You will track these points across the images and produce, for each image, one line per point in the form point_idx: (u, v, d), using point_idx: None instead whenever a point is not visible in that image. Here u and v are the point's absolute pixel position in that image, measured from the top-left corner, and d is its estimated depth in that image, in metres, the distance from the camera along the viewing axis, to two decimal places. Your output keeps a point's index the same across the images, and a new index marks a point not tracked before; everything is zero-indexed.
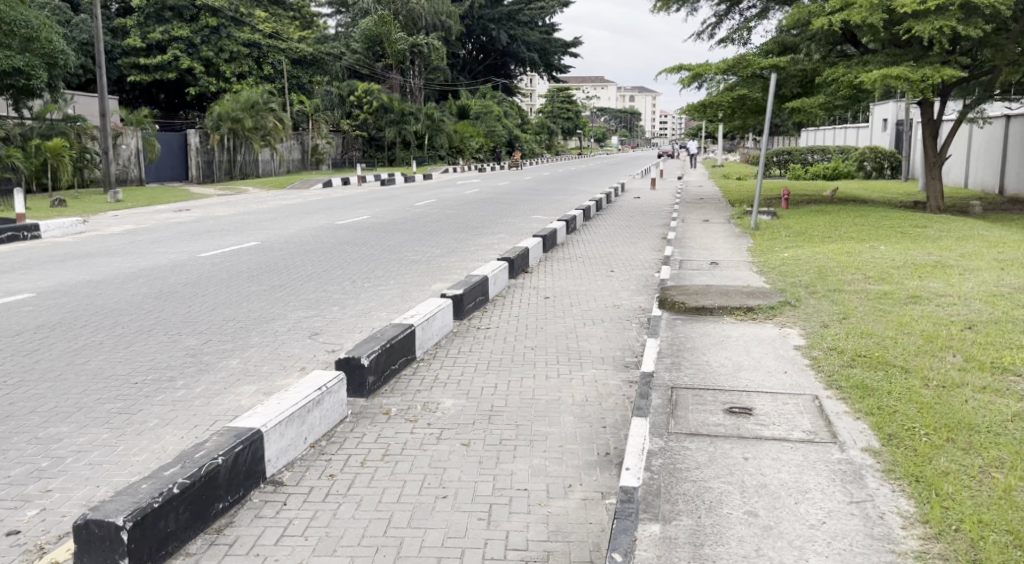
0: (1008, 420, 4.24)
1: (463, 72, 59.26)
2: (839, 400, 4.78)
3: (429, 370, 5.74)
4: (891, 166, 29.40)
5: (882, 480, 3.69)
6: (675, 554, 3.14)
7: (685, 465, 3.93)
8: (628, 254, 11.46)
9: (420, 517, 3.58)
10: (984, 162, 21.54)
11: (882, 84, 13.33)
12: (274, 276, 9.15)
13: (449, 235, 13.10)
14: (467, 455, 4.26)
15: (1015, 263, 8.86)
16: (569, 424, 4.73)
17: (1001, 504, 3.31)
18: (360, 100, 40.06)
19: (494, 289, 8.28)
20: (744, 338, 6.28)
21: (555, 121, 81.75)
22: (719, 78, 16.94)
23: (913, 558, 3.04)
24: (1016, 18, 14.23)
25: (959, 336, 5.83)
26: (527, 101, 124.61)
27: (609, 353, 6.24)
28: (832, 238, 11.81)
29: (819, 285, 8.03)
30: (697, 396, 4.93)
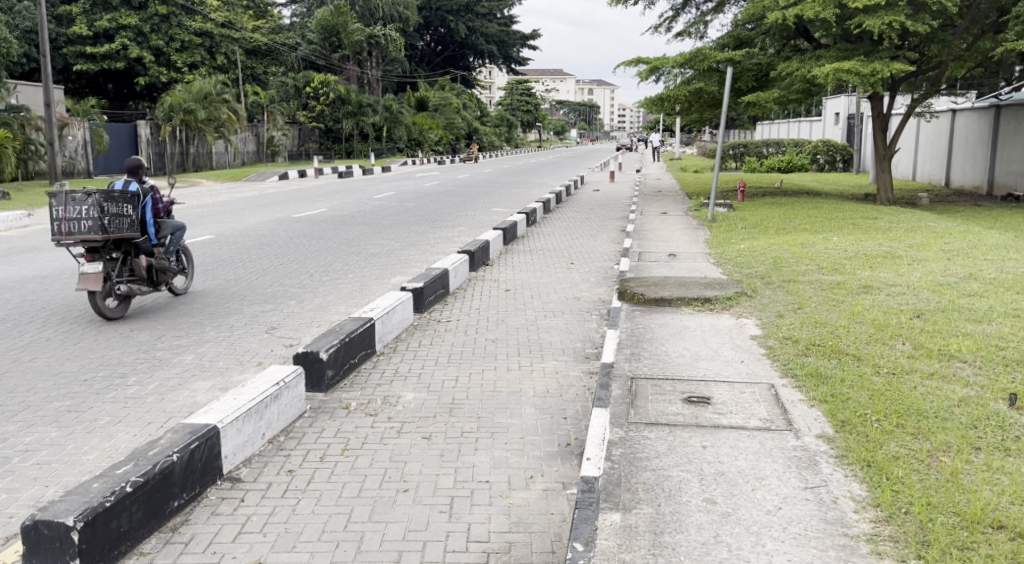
0: (956, 405, 4.35)
1: (421, 63, 58.82)
2: (795, 388, 4.87)
3: (389, 364, 5.70)
4: (843, 159, 29.97)
5: (836, 465, 3.77)
6: (634, 543, 3.17)
7: (645, 454, 3.97)
8: (588, 246, 11.52)
9: (381, 511, 3.57)
10: (931, 155, 22.10)
11: (834, 78, 13.59)
12: (229, 270, 9.00)
13: (408, 228, 13.03)
14: (428, 448, 4.25)
15: (962, 254, 9.11)
16: (530, 415, 4.75)
17: (949, 486, 3.42)
18: (317, 91, 39.07)
19: (455, 282, 8.26)
20: (701, 328, 6.36)
21: (515, 114, 81.83)
22: (677, 71, 17.12)
23: (865, 541, 3.11)
24: (962, 14, 14.57)
25: (908, 324, 5.99)
26: (485, 93, 124.46)
27: (570, 345, 6.27)
28: (786, 229, 12.01)
29: (775, 276, 8.16)
30: (656, 386, 4.98)
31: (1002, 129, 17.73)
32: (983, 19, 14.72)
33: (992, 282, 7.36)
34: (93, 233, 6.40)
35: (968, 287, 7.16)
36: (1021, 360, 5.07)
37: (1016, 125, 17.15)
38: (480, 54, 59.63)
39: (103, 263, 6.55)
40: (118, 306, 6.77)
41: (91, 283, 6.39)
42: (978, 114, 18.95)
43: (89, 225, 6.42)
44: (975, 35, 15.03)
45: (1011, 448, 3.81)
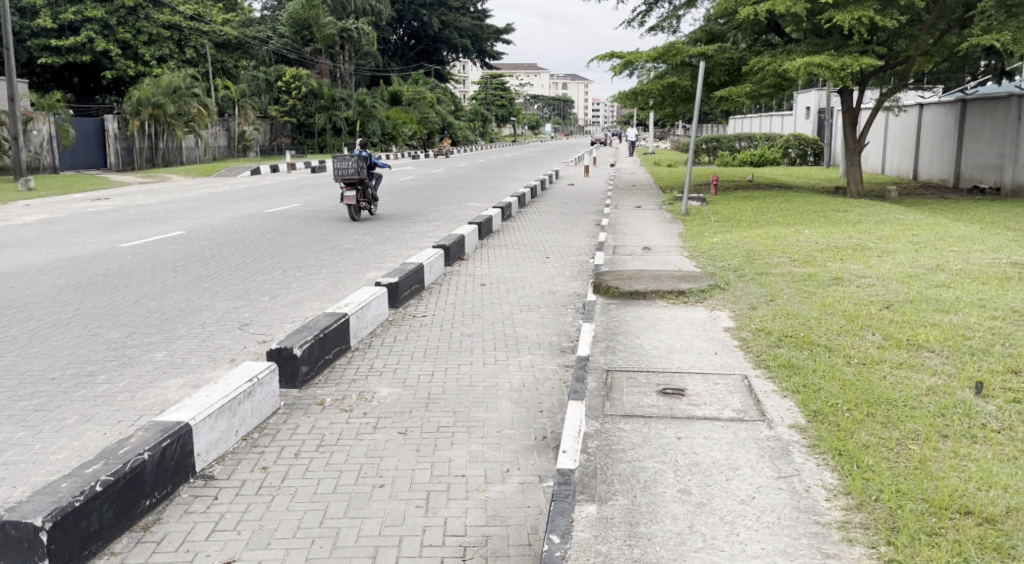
0: (924, 394, 4.43)
1: (395, 58, 58.54)
2: (768, 378, 4.93)
3: (364, 359, 5.68)
4: (814, 152, 30.34)
5: (808, 455, 3.82)
6: (611, 533, 3.19)
7: (620, 446, 3.99)
8: (563, 240, 11.55)
9: (357, 506, 3.56)
10: (899, 149, 22.42)
11: (805, 72, 13.72)
12: (200, 266, 8.91)
13: (382, 223, 12.98)
14: (403, 443, 4.24)
15: (930, 245, 9.26)
16: (505, 409, 4.76)
17: (918, 474, 3.47)
18: (289, 85, 39.18)
19: (430, 277, 8.24)
20: (675, 321, 6.40)
21: (489, 108, 81.73)
22: (650, 66, 17.16)
23: (837, 528, 3.16)
24: (929, 9, 14.77)
25: (877, 315, 6.08)
26: (459, 88, 124.12)
27: (546, 339, 6.28)
28: (759, 223, 12.12)
29: (747, 268, 8.24)
30: (631, 379, 5.01)
31: (968, 122, 18.02)
32: (950, 14, 14.89)
33: (960, 273, 7.49)
34: (355, 174, 12.91)
35: (935, 278, 7.28)
36: (986, 348, 5.17)
37: (981, 118, 17.43)
38: (453, 48, 59.44)
39: (354, 190, 13.00)
40: (356, 214, 13.18)
41: (350, 199, 12.89)
42: (945, 108, 19.25)
43: (353, 170, 12.96)
44: (941, 31, 15.21)
45: (977, 436, 3.88)
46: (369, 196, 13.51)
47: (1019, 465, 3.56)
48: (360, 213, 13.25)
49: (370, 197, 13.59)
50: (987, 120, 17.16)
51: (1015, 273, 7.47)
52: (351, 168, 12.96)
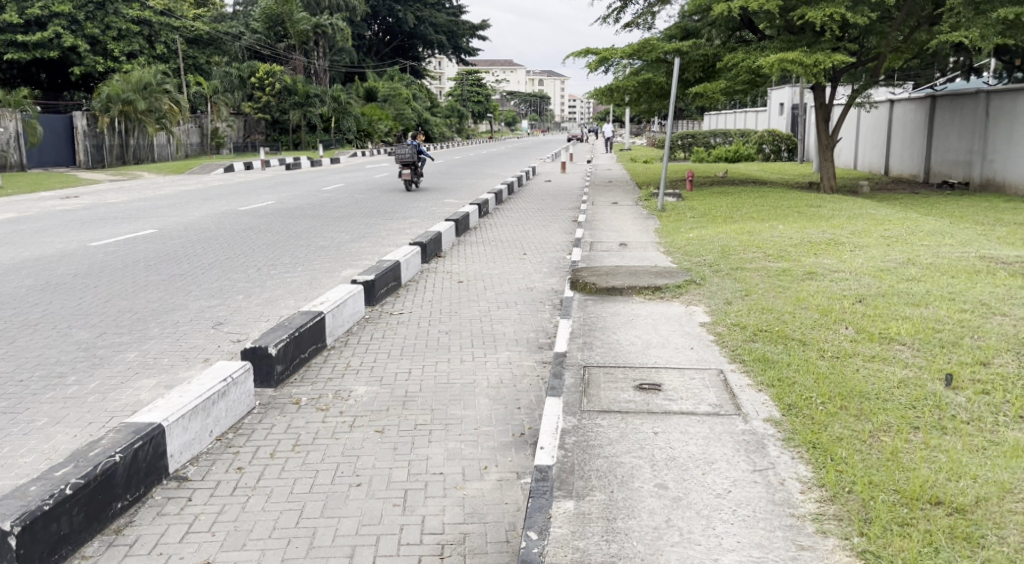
0: (896, 386, 4.49)
1: (370, 53, 58.22)
2: (743, 372, 4.97)
3: (340, 358, 5.65)
4: (788, 148, 30.61)
5: (783, 448, 3.85)
6: (589, 529, 3.20)
7: (598, 442, 4.01)
8: (540, 237, 11.57)
9: (333, 506, 3.54)
10: (870, 144, 22.68)
11: (778, 68, 13.83)
12: (173, 265, 8.81)
13: (358, 220, 12.91)
14: (381, 441, 4.22)
15: (901, 240, 9.38)
16: (483, 406, 4.75)
17: (890, 465, 3.52)
18: (262, 81, 39.00)
19: (407, 274, 8.21)
20: (652, 317, 6.43)
21: (465, 104, 81.56)
22: (626, 62, 17.20)
23: (811, 520, 3.19)
24: (899, 6, 14.95)
25: (851, 309, 6.15)
26: (435, 84, 123.75)
27: (523, 336, 6.29)
28: (734, 218, 12.21)
29: (723, 264, 8.30)
30: (609, 374, 5.03)
31: (938, 119, 18.27)
32: (920, 11, 15.04)
33: (930, 267, 7.59)
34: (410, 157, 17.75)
35: (907, 272, 7.38)
36: (957, 341, 5.24)
37: (950, 114, 17.66)
38: (429, 44, 59.25)
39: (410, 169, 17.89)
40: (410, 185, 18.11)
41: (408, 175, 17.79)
42: (915, 104, 19.50)
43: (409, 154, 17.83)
44: (911, 28, 15.37)
45: (947, 427, 3.94)
46: (418, 172, 18.41)
47: (987, 455, 3.62)
48: (413, 185, 18.20)
49: (418, 174, 18.51)
50: (956, 116, 17.40)
51: (984, 267, 7.59)
52: (407, 152, 17.82)
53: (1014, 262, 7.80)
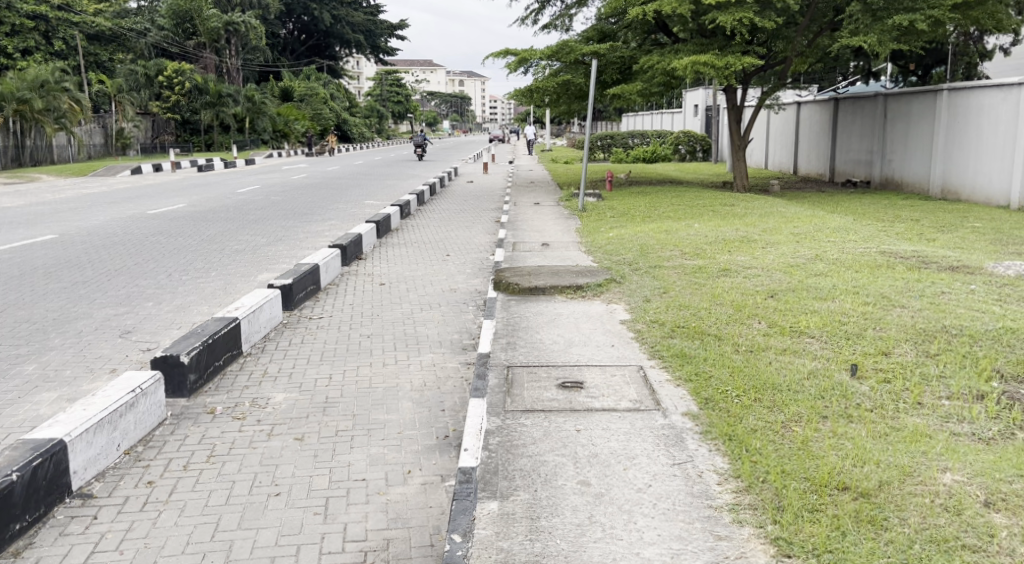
0: (805, 378, 4.67)
1: (285, 52, 57.06)
2: (661, 368, 5.08)
3: (257, 365, 5.50)
4: (702, 149, 31.40)
5: (700, 441, 3.95)
6: (512, 529, 3.21)
7: (521, 441, 4.02)
8: (462, 238, 11.56)
9: (251, 517, 3.45)
10: (780, 145, 23.50)
11: (691, 70, 14.19)
12: (76, 272, 8.43)
13: (274, 223, 12.61)
14: (301, 449, 4.14)
15: (809, 237, 9.74)
16: (407, 410, 4.72)
17: (801, 454, 3.66)
18: (170, 80, 37.63)
19: (326, 278, 8.07)
20: (574, 315, 6.51)
21: (384, 104, 80.68)
22: (544, 63, 17.27)
23: (728, 511, 3.29)
24: (803, 12, 15.53)
25: (763, 304, 6.36)
26: (353, 85, 122.04)
27: (447, 337, 6.26)
28: (652, 217, 12.46)
29: (642, 262, 8.46)
30: (532, 373, 5.07)
31: (841, 120, 19.05)
32: (822, 17, 15.64)
33: (836, 262, 7.90)
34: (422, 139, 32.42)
35: (815, 268, 7.66)
36: (860, 333, 5.48)
37: (853, 116, 18.45)
38: (346, 43, 58.48)
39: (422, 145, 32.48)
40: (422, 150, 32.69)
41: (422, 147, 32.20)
42: (820, 106, 20.31)
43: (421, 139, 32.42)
44: (815, 32, 15.96)
45: (853, 415, 4.11)
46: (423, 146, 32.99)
47: (888, 441, 3.80)
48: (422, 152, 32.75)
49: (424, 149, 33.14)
50: (858, 117, 18.18)
51: (886, 261, 7.94)
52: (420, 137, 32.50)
53: (912, 256, 8.20)
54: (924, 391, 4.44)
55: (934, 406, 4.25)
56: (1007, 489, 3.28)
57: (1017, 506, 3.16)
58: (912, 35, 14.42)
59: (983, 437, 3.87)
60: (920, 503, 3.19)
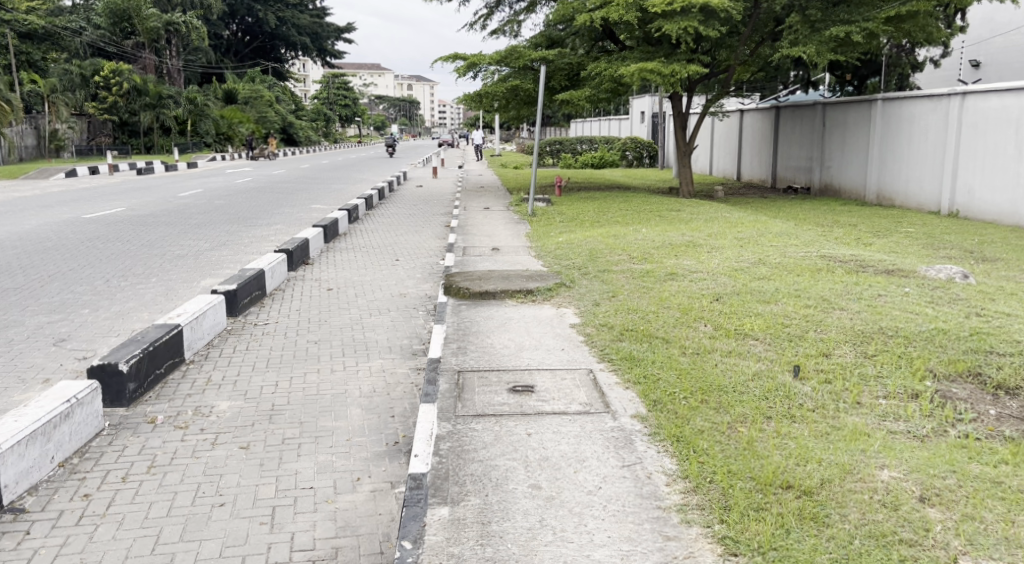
0: (750, 379, 4.76)
1: (228, 53, 55.96)
2: (611, 371, 5.13)
3: (200, 372, 5.40)
4: (649, 155, 31.79)
5: (649, 443, 4.00)
6: (463, 535, 3.21)
7: (472, 446, 4.02)
8: (412, 242, 11.53)
9: (194, 529, 3.39)
10: (724, 151, 23.96)
11: (639, 77, 14.39)
12: (7, 278, 8.16)
13: (217, 228, 12.37)
14: (246, 458, 4.08)
15: (753, 241, 9.94)
16: (356, 417, 4.68)
17: (746, 454, 3.74)
18: (107, 80, 36.48)
19: (272, 283, 7.96)
20: (524, 319, 6.54)
21: (331, 107, 79.82)
22: (493, 69, 17.32)
23: (676, 511, 3.34)
24: (745, 22, 15.89)
25: (708, 307, 6.48)
26: (299, 87, 120.44)
27: (396, 343, 6.23)
28: (600, 222, 12.58)
29: (590, 266, 8.54)
30: (482, 378, 5.06)
31: (783, 127, 19.52)
32: (763, 27, 16.00)
33: (778, 266, 8.09)
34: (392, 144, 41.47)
35: (758, 271, 7.84)
36: (803, 335, 5.62)
37: (794, 123, 18.91)
38: (291, 45, 57.68)
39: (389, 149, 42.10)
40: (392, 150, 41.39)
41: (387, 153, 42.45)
42: (762, 114, 20.78)
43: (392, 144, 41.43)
44: (757, 42, 16.32)
45: (795, 416, 4.22)
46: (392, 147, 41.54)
47: (829, 439, 3.90)
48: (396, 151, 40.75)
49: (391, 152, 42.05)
50: (799, 124, 18.64)
51: (825, 265, 8.16)
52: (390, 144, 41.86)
53: (850, 260, 8.45)
54: (863, 391, 4.57)
55: (872, 405, 4.38)
56: (941, 485, 3.40)
57: (949, 500, 3.28)
58: (849, 46, 14.86)
59: (918, 434, 4.01)
60: (860, 499, 3.29)
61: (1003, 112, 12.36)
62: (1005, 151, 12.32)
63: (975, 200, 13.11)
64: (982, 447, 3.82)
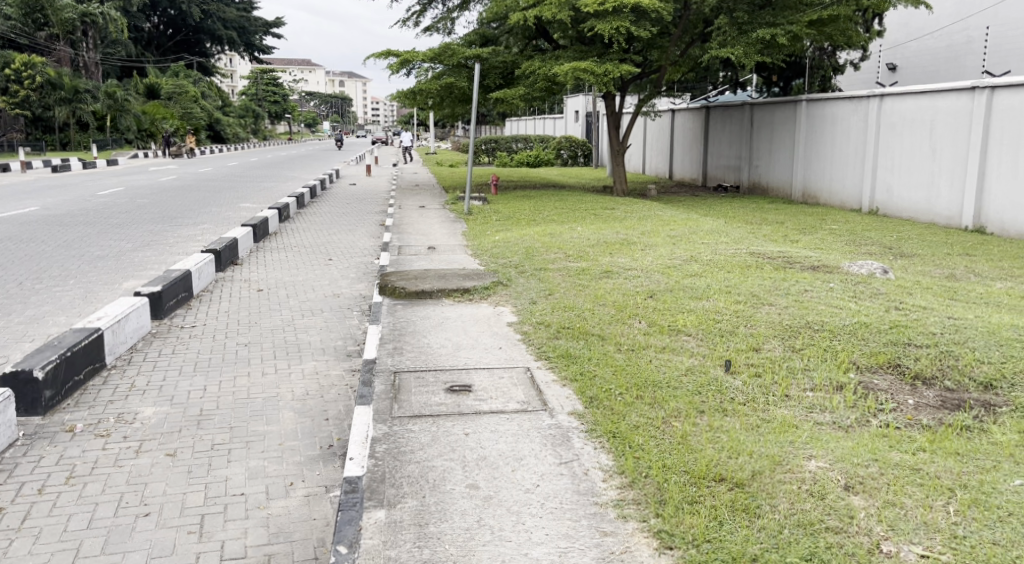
0: (684, 374, 4.84)
1: (150, 47, 54.21)
2: (548, 369, 5.15)
3: (122, 378, 5.20)
4: (583, 154, 32.05)
5: (586, 439, 4.02)
6: (400, 537, 3.17)
7: (409, 448, 3.97)
8: (346, 241, 11.37)
9: (117, 541, 3.26)
10: (656, 151, 24.34)
11: (572, 76, 14.48)
12: None
13: (141, 227, 11.97)
14: (173, 465, 3.95)
15: (685, 239, 10.12)
16: (288, 420, 4.57)
17: (680, 448, 3.79)
18: (18, 72, 34.46)
19: (199, 284, 7.73)
20: (462, 318, 6.50)
21: (260, 103, 78.15)
22: (427, 66, 17.20)
23: (612, 507, 3.36)
24: (675, 23, 16.16)
25: (643, 304, 6.55)
26: (227, 83, 117.59)
27: (330, 344, 6.13)
28: (536, 221, 12.62)
29: (527, 265, 8.55)
30: (419, 379, 5.01)
31: (712, 127, 19.94)
32: (692, 28, 16.29)
33: (709, 263, 8.24)
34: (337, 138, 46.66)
35: (690, 269, 7.97)
36: (733, 330, 5.73)
37: (723, 123, 19.35)
38: (217, 39, 56.27)
39: None
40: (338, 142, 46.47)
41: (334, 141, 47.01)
42: (693, 114, 21.18)
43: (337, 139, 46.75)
44: (687, 43, 16.62)
45: (727, 409, 4.30)
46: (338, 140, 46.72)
47: (760, 432, 3.99)
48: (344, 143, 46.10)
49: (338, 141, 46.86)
50: (728, 124, 19.07)
51: (754, 262, 8.35)
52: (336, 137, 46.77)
53: (778, 257, 8.68)
54: (791, 384, 4.69)
55: (800, 397, 4.49)
56: (864, 473, 3.51)
57: (872, 488, 3.38)
58: (775, 49, 15.25)
59: (842, 425, 4.13)
60: (789, 490, 3.36)
61: (918, 113, 12.82)
62: (920, 151, 12.80)
63: (893, 198, 13.59)
64: (902, 435, 3.96)
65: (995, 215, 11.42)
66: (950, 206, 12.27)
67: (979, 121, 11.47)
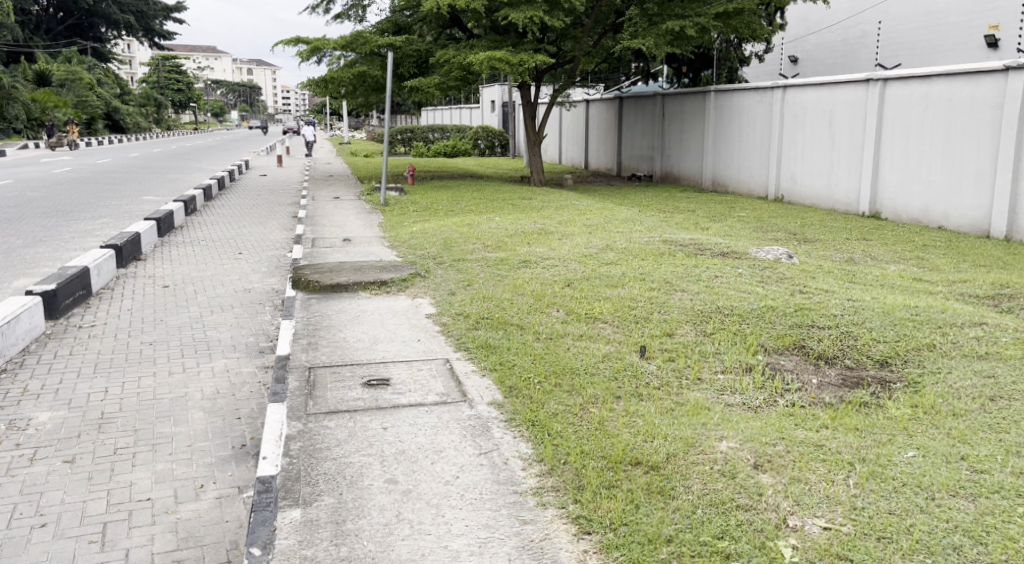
0: (601, 361, 4.90)
1: (39, 31, 51.24)
2: (467, 360, 5.13)
3: (14, 382, 4.93)
4: (501, 144, 32.11)
5: (505, 429, 4.03)
6: (316, 536, 3.10)
7: (325, 444, 3.89)
8: (256, 234, 11.05)
9: (9, 554, 3.09)
10: (571, 141, 24.57)
11: (488, 65, 14.41)
12: None
13: (33, 222, 11.35)
14: (72, 472, 3.76)
15: (600, 227, 10.26)
16: (197, 420, 4.42)
17: (598, 434, 3.84)
18: None
19: (98, 282, 7.39)
20: (379, 311, 6.42)
21: (163, 92, 75.13)
22: (339, 54, 16.86)
23: (532, 495, 3.37)
24: (588, 13, 16.32)
25: (561, 292, 6.60)
26: (126, 71, 112.52)
27: (242, 341, 5.94)
28: (454, 211, 12.57)
29: (445, 256, 8.49)
30: (335, 374, 4.92)
31: (625, 117, 20.26)
32: (604, 19, 16.63)
33: (624, 252, 8.36)
34: None
35: (605, 257, 8.08)
36: (648, 316, 5.83)
37: (636, 114, 19.69)
38: (113, 24, 53.78)
39: None
40: None
41: None
42: (606, 104, 21.44)
43: None
44: (599, 34, 16.88)
45: (643, 394, 4.38)
46: None
47: (674, 415, 4.07)
48: None
49: None
50: (641, 116, 19.41)
51: (667, 249, 8.52)
52: None
53: (690, 244, 8.89)
54: (703, 367, 4.81)
55: (712, 380, 4.61)
56: (772, 451, 3.63)
57: (779, 465, 3.50)
58: (684, 40, 15.56)
59: (751, 406, 4.26)
60: (701, 470, 3.45)
61: (818, 104, 13.32)
62: (821, 140, 13.30)
63: (797, 186, 14.09)
64: (807, 414, 4.11)
65: (890, 200, 11.97)
66: (849, 193, 12.80)
67: (873, 111, 11.99)
